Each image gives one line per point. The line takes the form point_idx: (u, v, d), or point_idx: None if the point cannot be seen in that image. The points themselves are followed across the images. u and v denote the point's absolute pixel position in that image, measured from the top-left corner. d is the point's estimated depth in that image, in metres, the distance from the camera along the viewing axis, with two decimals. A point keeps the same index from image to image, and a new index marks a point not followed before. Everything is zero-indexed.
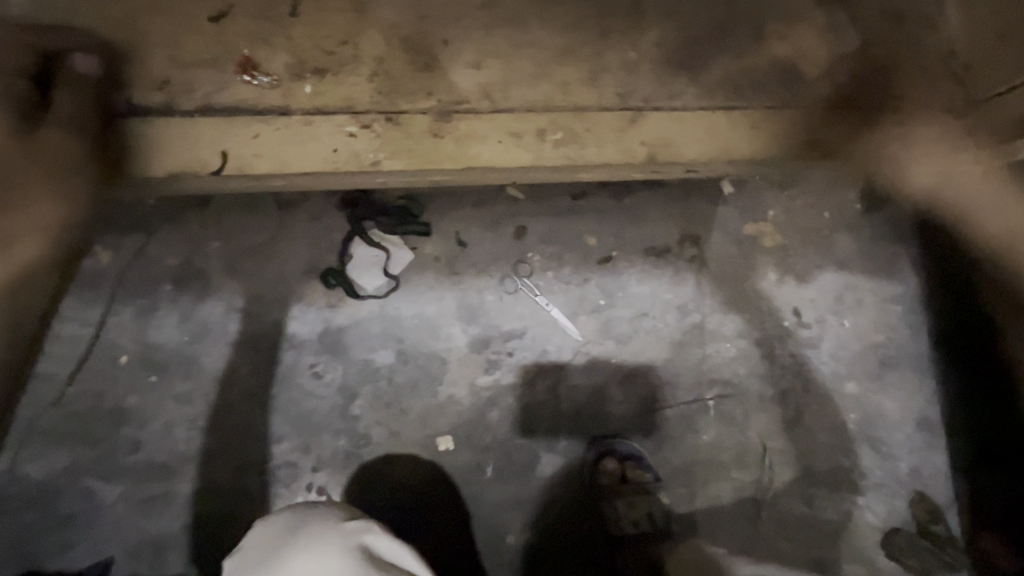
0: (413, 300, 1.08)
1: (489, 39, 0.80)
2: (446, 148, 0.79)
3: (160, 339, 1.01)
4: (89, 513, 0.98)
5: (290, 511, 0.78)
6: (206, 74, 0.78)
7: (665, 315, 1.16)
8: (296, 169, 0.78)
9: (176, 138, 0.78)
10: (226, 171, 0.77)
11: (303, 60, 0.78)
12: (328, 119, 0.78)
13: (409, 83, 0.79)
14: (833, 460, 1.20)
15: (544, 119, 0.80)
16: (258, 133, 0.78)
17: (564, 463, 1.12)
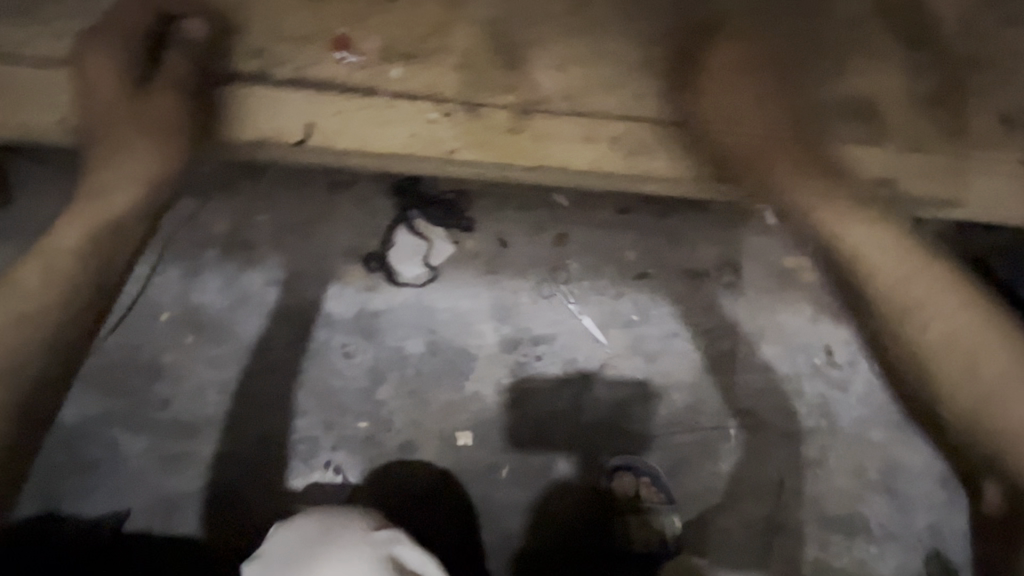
0: (449, 293, 1.09)
1: (576, 40, 0.74)
2: (522, 145, 0.73)
3: (202, 301, 1.03)
4: (113, 462, 1.00)
5: (320, 513, 0.82)
6: (297, 47, 0.72)
7: (696, 339, 1.16)
8: (374, 150, 0.72)
9: (259, 102, 0.72)
10: (308, 144, 0.72)
11: (394, 43, 0.72)
12: (409, 103, 0.72)
13: (493, 77, 0.73)
14: (851, 505, 1.18)
15: (623, 127, 0.74)
16: (340, 108, 0.71)
17: (580, 474, 1.11)
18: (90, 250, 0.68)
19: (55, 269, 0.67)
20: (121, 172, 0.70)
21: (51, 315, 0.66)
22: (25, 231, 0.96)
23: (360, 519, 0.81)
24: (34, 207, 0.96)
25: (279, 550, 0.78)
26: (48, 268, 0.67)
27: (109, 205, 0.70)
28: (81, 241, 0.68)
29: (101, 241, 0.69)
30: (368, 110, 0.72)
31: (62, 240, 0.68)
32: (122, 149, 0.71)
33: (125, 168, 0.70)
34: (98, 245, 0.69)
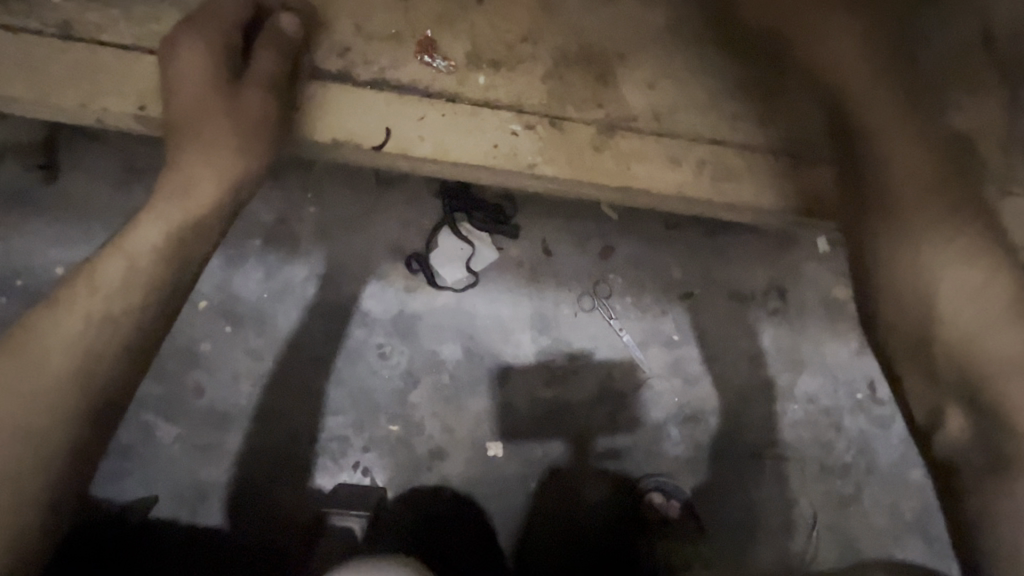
0: (490, 299, 1.07)
1: (669, 58, 0.70)
2: (604, 164, 0.68)
3: (242, 291, 1.01)
4: (144, 447, 0.99)
5: (356, 573, 0.65)
6: (382, 46, 0.67)
7: (737, 364, 1.13)
8: (455, 159, 0.66)
9: (339, 103, 0.66)
10: (388, 149, 0.66)
11: (483, 49, 0.68)
12: (494, 112, 0.67)
13: (582, 90, 0.69)
14: (885, 547, 1.14)
15: (708, 151, 0.70)
16: (423, 114, 0.66)
17: (608, 493, 1.09)
18: (174, 253, 0.60)
19: (137, 274, 0.58)
20: (204, 166, 0.63)
21: (109, 341, 0.57)
22: (75, 209, 0.96)
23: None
24: (85, 186, 0.96)
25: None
26: (130, 274, 0.58)
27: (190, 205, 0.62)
28: (162, 242, 0.60)
29: (182, 241, 0.61)
30: (452, 118, 0.66)
31: (144, 239, 0.60)
32: (208, 143, 0.63)
33: (209, 163, 0.63)
34: (179, 246, 0.60)
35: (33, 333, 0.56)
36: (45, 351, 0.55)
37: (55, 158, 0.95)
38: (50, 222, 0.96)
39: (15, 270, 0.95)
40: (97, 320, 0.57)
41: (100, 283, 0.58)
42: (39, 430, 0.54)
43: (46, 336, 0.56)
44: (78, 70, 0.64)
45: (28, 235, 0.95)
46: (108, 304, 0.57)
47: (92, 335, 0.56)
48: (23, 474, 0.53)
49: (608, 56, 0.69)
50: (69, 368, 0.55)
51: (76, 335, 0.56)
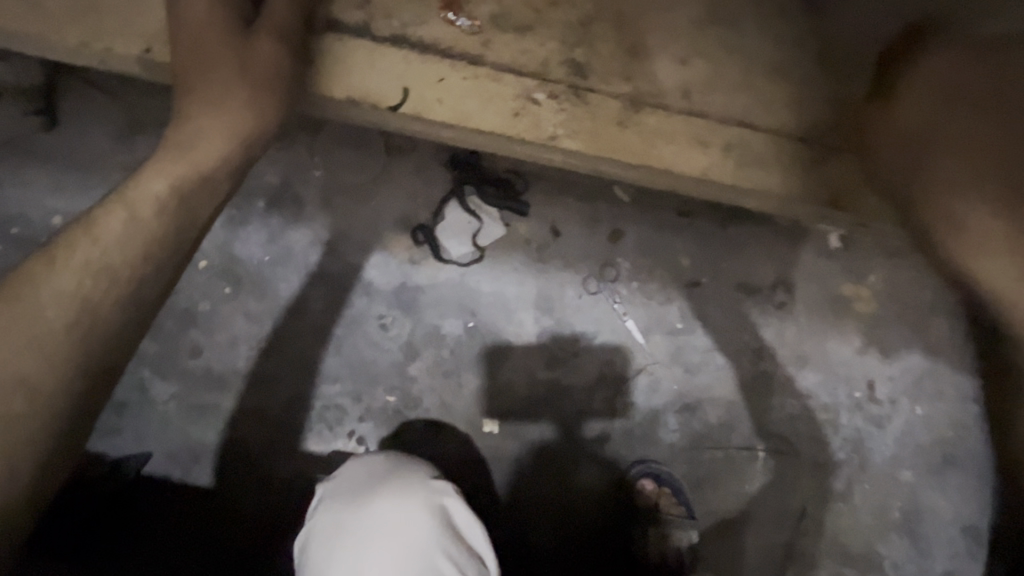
0: (495, 277, 1.05)
1: (699, 34, 0.69)
2: (626, 139, 0.68)
3: (243, 254, 1.00)
4: (139, 405, 0.99)
5: (384, 455, 0.82)
6: (406, 2, 0.66)
7: (740, 356, 1.12)
8: (473, 125, 0.67)
9: (361, 61, 0.66)
10: (405, 110, 0.66)
11: (509, 13, 0.66)
12: (518, 78, 0.67)
13: (609, 62, 0.68)
14: (870, 544, 1.16)
15: (738, 134, 0.70)
16: (444, 76, 0.66)
17: (601, 476, 1.10)
18: (179, 209, 0.62)
19: (138, 224, 0.60)
20: (213, 121, 0.63)
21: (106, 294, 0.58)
22: (75, 158, 0.93)
23: (420, 464, 0.82)
24: (84, 135, 0.93)
25: (343, 481, 0.77)
26: (134, 224, 0.60)
27: (196, 162, 0.63)
28: (169, 197, 0.61)
29: (188, 198, 0.62)
30: (474, 82, 0.66)
31: (149, 191, 0.61)
32: (220, 99, 0.63)
33: (219, 118, 0.63)
34: (184, 203, 0.62)
35: (29, 281, 0.57)
36: (39, 299, 0.57)
37: (54, 103, 0.91)
38: (49, 170, 0.93)
39: (12, 217, 0.93)
40: (97, 270, 0.59)
41: (105, 232, 0.59)
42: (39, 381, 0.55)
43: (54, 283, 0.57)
44: (91, 13, 0.64)
45: (25, 182, 0.93)
46: (112, 252, 0.59)
47: (88, 284, 0.58)
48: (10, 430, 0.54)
49: (637, 27, 0.67)
50: (69, 317, 0.57)
51: (68, 289, 0.57)
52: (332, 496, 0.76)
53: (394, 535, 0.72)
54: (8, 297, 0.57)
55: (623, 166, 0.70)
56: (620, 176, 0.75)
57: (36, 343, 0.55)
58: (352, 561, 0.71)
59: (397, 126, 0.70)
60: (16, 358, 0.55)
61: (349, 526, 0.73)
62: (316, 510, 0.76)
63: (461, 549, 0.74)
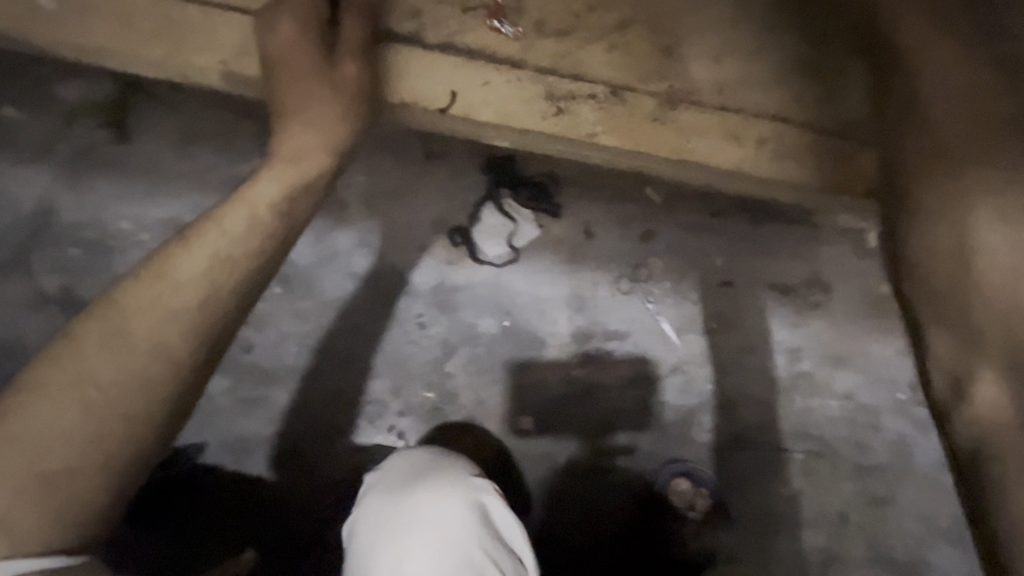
0: (530, 277, 1.08)
1: (732, 34, 0.71)
2: (662, 135, 0.71)
3: (294, 255, 1.05)
4: (197, 397, 1.04)
5: (425, 451, 0.83)
6: (453, 13, 0.70)
7: (776, 356, 1.11)
8: (517, 126, 0.70)
9: (411, 66, 0.70)
10: (452, 112, 0.70)
11: (549, 19, 0.69)
12: (558, 79, 0.70)
13: (645, 64, 0.70)
14: (916, 551, 1.12)
15: (771, 128, 0.72)
16: (488, 80, 0.70)
17: (635, 474, 1.10)
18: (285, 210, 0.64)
19: (257, 221, 0.64)
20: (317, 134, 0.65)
21: (227, 281, 0.63)
22: (143, 167, 1.00)
23: (463, 462, 0.83)
24: (152, 145, 1.00)
25: (388, 474, 0.80)
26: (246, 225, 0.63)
27: (301, 169, 0.65)
28: (278, 199, 0.64)
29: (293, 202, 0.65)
30: (517, 85, 0.70)
31: (262, 194, 0.64)
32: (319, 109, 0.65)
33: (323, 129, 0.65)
34: (289, 203, 0.65)
35: (167, 262, 0.63)
36: (180, 279, 0.62)
37: (125, 117, 0.99)
38: (119, 178, 1.00)
39: (87, 221, 1.00)
40: (222, 261, 0.63)
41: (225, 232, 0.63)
42: (173, 344, 0.62)
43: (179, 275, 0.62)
44: (170, 27, 0.70)
45: (98, 189, 1.00)
46: (230, 248, 0.62)
47: (217, 274, 0.62)
48: (125, 388, 0.61)
49: (670, 28, 0.70)
50: (199, 298, 0.62)
51: (199, 273, 0.62)
52: (377, 488, 0.78)
53: (437, 530, 0.74)
54: (155, 274, 0.62)
55: (660, 160, 0.73)
56: (658, 171, 0.78)
57: (169, 320, 0.62)
58: (394, 555, 0.73)
59: (443, 126, 0.74)
60: (158, 326, 0.61)
61: (393, 518, 0.75)
62: (363, 498, 0.79)
63: (500, 550, 0.75)
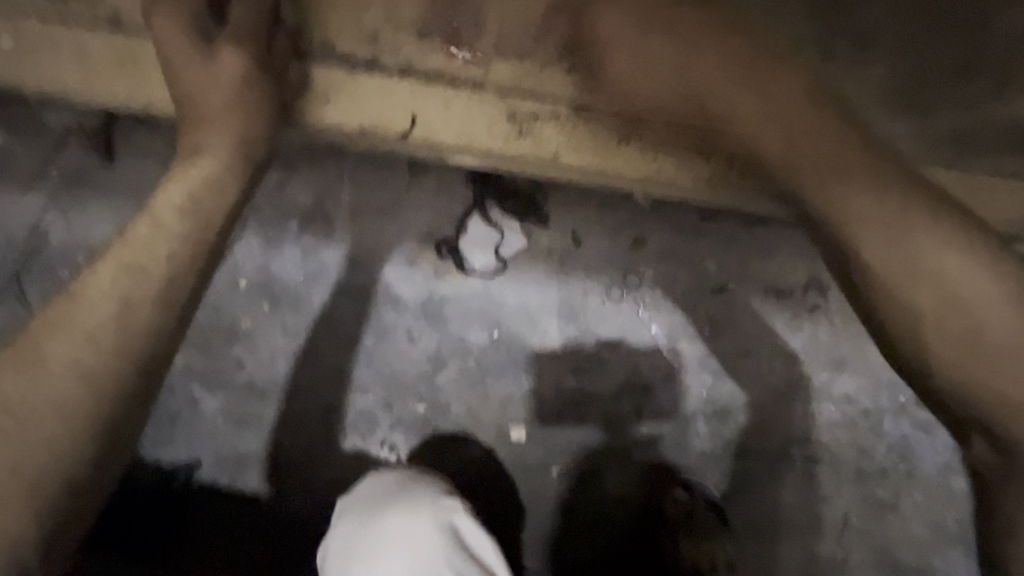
0: (518, 287, 1.07)
1: None
2: (625, 153, 0.73)
3: (281, 272, 1.05)
4: (191, 416, 1.06)
5: (397, 472, 0.84)
6: (413, 37, 0.70)
7: (772, 361, 1.09)
8: (480, 147, 0.72)
9: (370, 92, 0.71)
10: (415, 136, 0.71)
11: (506, 41, 0.70)
12: (517, 100, 0.72)
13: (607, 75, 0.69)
14: (923, 556, 1.10)
15: None
16: (448, 102, 0.71)
17: (631, 483, 1.09)
18: (194, 213, 0.61)
19: (166, 227, 0.60)
20: (220, 131, 0.64)
21: (144, 291, 0.58)
22: (129, 190, 1.01)
23: (437, 483, 0.83)
24: (137, 169, 1.01)
25: (362, 498, 0.80)
26: (156, 230, 0.60)
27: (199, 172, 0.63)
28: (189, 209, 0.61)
29: (201, 204, 0.62)
30: (476, 107, 0.72)
31: (166, 199, 0.62)
32: (228, 105, 0.64)
33: (226, 128, 0.64)
34: (198, 203, 0.62)
35: (82, 283, 0.59)
36: (90, 295, 0.58)
37: (111, 142, 1.00)
38: (106, 203, 1.01)
39: (77, 246, 1.01)
40: (132, 270, 0.58)
41: (131, 240, 0.60)
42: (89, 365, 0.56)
43: (87, 288, 0.58)
44: (135, 62, 0.71)
45: (86, 215, 1.01)
46: (138, 255, 0.59)
47: (125, 283, 0.58)
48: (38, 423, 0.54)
49: None
50: (113, 313, 0.57)
51: (110, 286, 0.58)
52: (349, 513, 0.79)
53: (407, 552, 0.74)
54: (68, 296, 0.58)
55: (624, 179, 0.74)
56: (620, 186, 0.79)
57: (81, 339, 0.56)
58: None
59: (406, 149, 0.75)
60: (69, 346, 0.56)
61: (366, 546, 0.75)
62: (337, 523, 0.79)
63: (474, 569, 0.74)
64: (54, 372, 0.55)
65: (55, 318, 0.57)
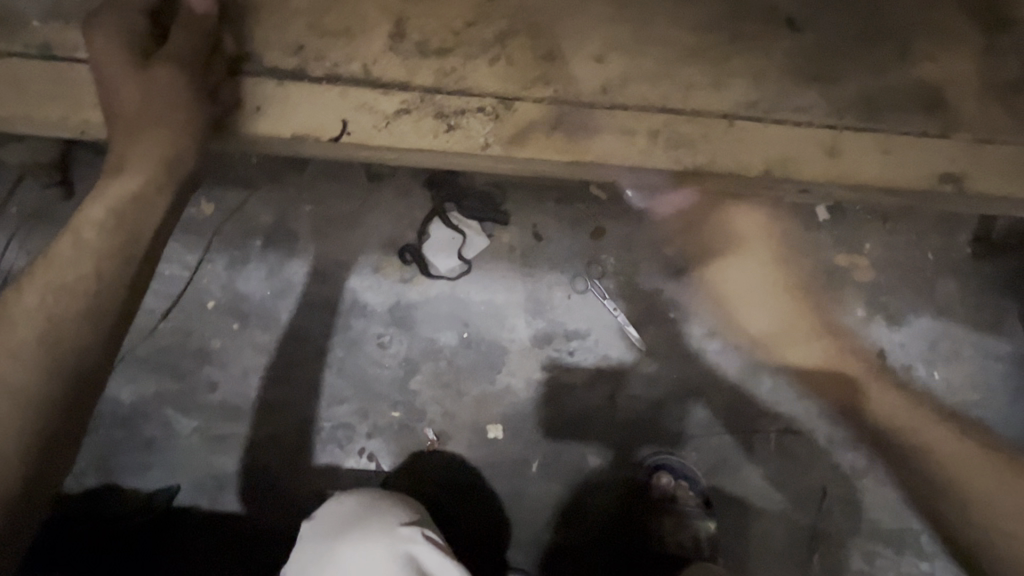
0: (483, 287, 1.09)
1: (618, 31, 0.71)
2: (559, 143, 0.71)
3: (247, 291, 1.06)
4: (167, 440, 1.06)
5: (356, 495, 0.82)
6: (336, 43, 0.70)
7: (737, 339, 1.11)
8: (411, 146, 0.71)
9: (295, 99, 0.70)
10: (345, 140, 0.70)
11: (428, 39, 0.71)
12: (446, 97, 0.71)
13: (529, 71, 0.71)
14: (902, 519, 1.12)
15: (665, 121, 0.72)
16: (375, 104, 0.70)
17: (611, 471, 1.10)
18: (119, 227, 0.61)
19: (87, 245, 0.60)
20: (140, 143, 0.64)
21: (70, 310, 0.57)
22: None
23: (402, 508, 0.81)
24: None
25: (323, 520, 0.79)
26: (78, 247, 0.59)
27: (123, 186, 0.63)
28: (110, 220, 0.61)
29: (122, 219, 0.62)
30: (407, 107, 0.70)
31: (88, 216, 0.61)
32: (150, 118, 0.65)
33: (144, 138, 0.64)
34: (123, 218, 0.62)
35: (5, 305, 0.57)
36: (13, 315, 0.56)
37: (68, 175, 1.01)
38: None
39: None
40: (61, 291, 0.57)
41: (55, 259, 0.59)
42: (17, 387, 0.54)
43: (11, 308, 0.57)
44: (64, 89, 0.70)
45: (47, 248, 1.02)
46: (65, 274, 0.58)
47: (51, 302, 0.57)
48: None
49: (553, 32, 0.71)
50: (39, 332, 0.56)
51: (35, 307, 0.57)
52: (307, 539, 0.78)
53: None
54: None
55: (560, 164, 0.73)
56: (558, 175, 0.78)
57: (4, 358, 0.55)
58: None
59: (339, 153, 0.74)
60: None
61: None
62: (298, 546, 0.78)
63: None
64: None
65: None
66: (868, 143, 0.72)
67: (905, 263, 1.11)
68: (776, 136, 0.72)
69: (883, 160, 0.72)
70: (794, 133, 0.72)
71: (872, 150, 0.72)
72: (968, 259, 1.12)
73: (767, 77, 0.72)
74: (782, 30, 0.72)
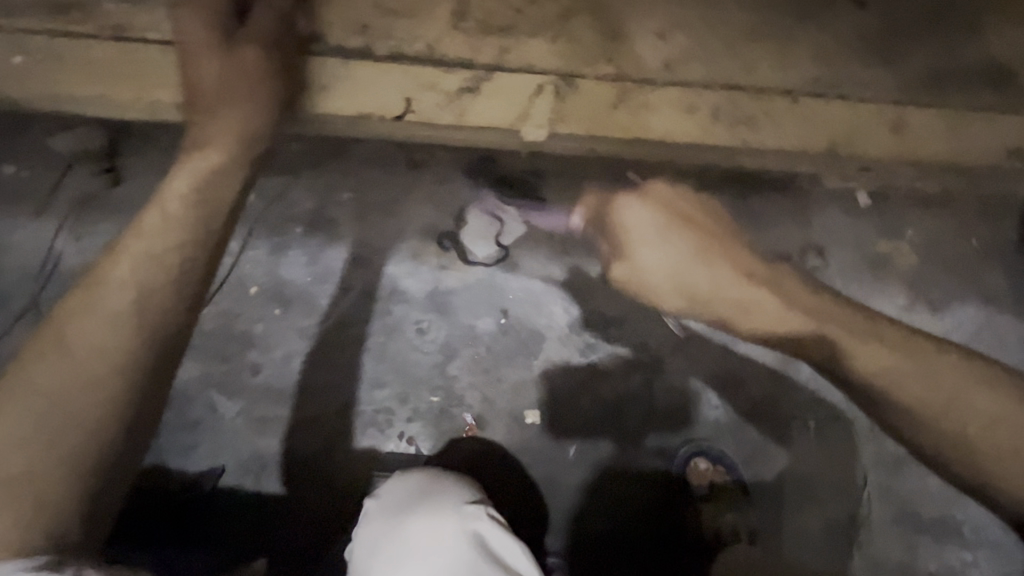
0: (521, 273, 1.09)
1: (674, 10, 0.73)
2: (618, 120, 0.74)
3: (289, 276, 1.08)
4: (212, 423, 1.08)
5: (421, 474, 0.83)
6: (400, 23, 0.73)
7: (777, 327, 1.10)
8: (474, 122, 0.74)
9: (362, 79, 0.74)
10: (410, 118, 0.72)
11: (490, 18, 0.73)
12: (508, 77, 0.73)
13: (590, 49, 0.73)
14: (944, 508, 1.10)
15: (723, 97, 0.74)
16: (438, 82, 0.73)
17: (649, 458, 1.10)
18: (201, 202, 0.65)
19: (173, 217, 0.64)
20: (221, 122, 0.66)
21: (159, 279, 0.62)
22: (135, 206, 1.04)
23: (464, 489, 0.81)
24: (143, 185, 1.04)
25: (387, 500, 0.80)
26: (166, 220, 0.63)
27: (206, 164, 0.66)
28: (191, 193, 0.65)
29: (206, 194, 0.65)
30: (470, 86, 0.73)
31: (175, 189, 0.65)
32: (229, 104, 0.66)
33: (225, 117, 0.66)
34: (205, 197, 0.65)
35: (103, 273, 0.61)
36: (111, 280, 0.61)
37: (115, 161, 1.03)
38: (116, 221, 1.04)
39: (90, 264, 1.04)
40: (147, 261, 0.62)
41: (143, 232, 0.62)
42: (116, 350, 0.60)
43: (109, 276, 0.61)
44: None
45: (97, 233, 1.04)
46: (153, 245, 0.62)
47: (145, 272, 0.61)
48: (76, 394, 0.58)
49: (613, 10, 0.73)
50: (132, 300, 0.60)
51: (131, 275, 0.61)
52: (374, 514, 0.79)
53: (426, 557, 0.72)
54: (93, 287, 0.61)
55: (617, 142, 0.75)
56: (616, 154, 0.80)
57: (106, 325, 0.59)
58: None
59: (402, 134, 0.77)
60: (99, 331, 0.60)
61: (388, 547, 0.74)
62: (364, 521, 0.79)
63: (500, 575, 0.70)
64: (80, 355, 0.59)
65: (77, 308, 0.61)
66: (919, 118, 0.75)
67: (950, 250, 1.09)
68: (828, 112, 0.75)
69: (931, 134, 0.75)
70: (845, 109, 0.75)
71: (924, 125, 0.75)
72: (1016, 246, 1.09)
73: (820, 54, 0.74)
74: (835, 9, 0.74)
